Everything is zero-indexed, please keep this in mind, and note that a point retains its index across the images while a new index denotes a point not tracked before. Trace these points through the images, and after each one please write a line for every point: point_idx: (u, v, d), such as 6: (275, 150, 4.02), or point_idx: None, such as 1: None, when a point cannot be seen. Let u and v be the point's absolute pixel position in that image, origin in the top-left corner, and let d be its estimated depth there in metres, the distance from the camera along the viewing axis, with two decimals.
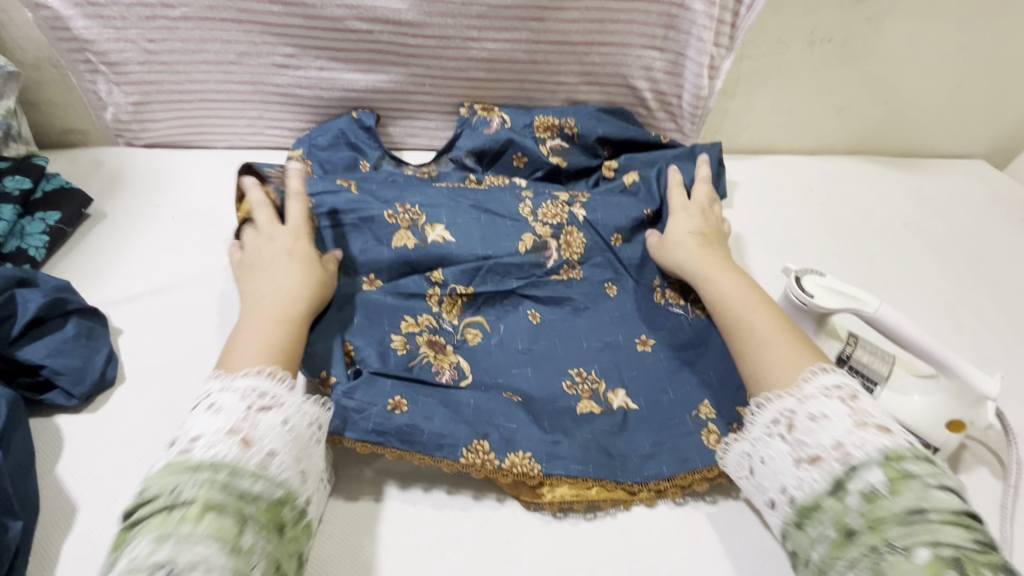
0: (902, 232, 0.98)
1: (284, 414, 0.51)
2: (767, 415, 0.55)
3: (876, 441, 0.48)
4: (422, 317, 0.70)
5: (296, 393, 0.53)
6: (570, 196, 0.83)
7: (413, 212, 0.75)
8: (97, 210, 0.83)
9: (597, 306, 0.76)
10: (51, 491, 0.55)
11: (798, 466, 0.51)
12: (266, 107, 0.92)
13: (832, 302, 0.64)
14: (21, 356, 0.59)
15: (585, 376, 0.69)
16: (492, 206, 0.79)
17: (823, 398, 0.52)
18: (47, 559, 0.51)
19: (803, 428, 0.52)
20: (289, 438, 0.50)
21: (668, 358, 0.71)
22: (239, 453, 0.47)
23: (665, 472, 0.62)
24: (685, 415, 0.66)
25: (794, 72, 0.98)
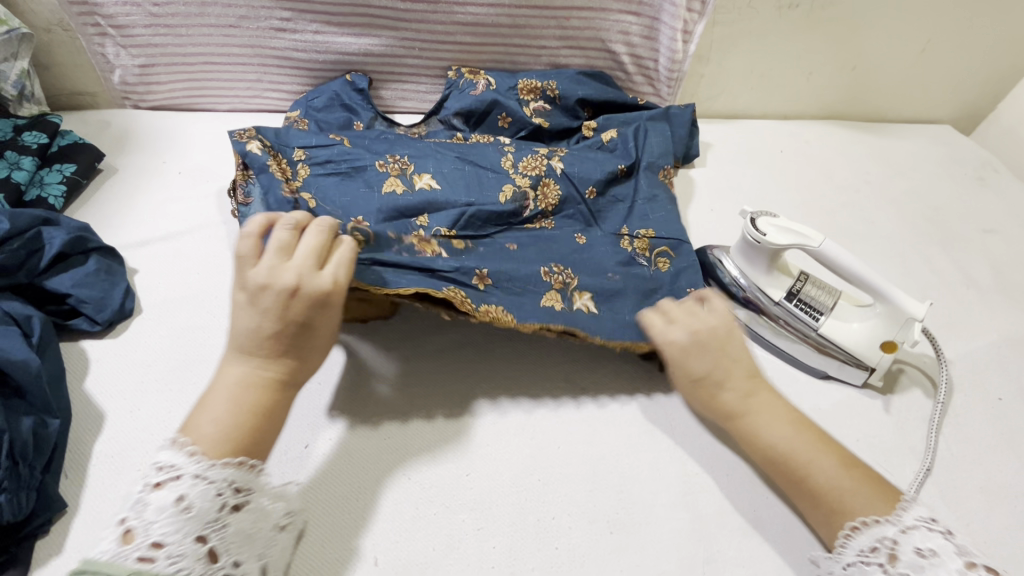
0: (864, 188, 1.04)
1: (177, 491, 0.42)
2: (861, 541, 0.49)
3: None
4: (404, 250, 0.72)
5: (207, 460, 0.44)
6: (548, 151, 0.89)
7: (402, 163, 0.81)
8: (108, 165, 0.89)
9: (568, 244, 0.80)
10: (80, 400, 0.62)
11: None
12: (265, 70, 0.97)
13: (781, 239, 0.71)
14: (50, 285, 0.66)
15: (561, 271, 0.76)
16: (474, 159, 0.85)
17: (920, 531, 0.47)
18: (79, 454, 0.58)
19: (909, 562, 0.45)
20: (183, 520, 0.41)
21: (635, 288, 0.76)
22: (118, 552, 0.40)
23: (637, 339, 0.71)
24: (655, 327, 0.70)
25: (765, 37, 1.03)
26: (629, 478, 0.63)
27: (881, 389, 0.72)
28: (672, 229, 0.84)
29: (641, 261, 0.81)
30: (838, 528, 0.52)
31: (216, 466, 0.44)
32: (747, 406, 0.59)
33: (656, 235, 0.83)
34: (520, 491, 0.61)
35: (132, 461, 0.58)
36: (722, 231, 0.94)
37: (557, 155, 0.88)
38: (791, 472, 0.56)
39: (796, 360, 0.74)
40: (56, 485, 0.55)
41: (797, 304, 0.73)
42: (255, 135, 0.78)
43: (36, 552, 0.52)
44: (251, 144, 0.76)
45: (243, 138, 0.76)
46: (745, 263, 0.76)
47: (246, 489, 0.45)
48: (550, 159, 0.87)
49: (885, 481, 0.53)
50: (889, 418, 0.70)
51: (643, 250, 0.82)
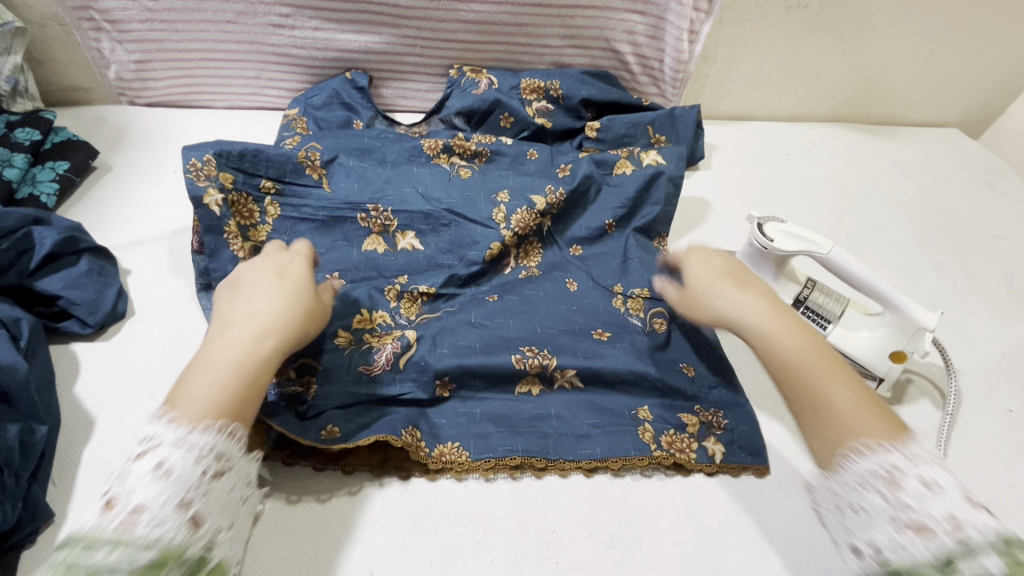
0: (872, 193, 1.03)
1: (159, 457, 0.42)
2: (863, 467, 0.46)
3: (992, 525, 0.40)
4: (377, 313, 0.70)
5: (187, 427, 0.44)
6: (545, 201, 0.81)
7: (385, 217, 0.78)
8: (103, 162, 0.87)
9: (556, 295, 0.76)
10: (70, 404, 0.61)
11: (899, 532, 0.42)
12: (263, 67, 0.95)
13: (789, 246, 0.69)
14: (40, 285, 0.64)
15: (536, 352, 0.68)
16: (463, 210, 0.80)
17: (922, 461, 0.44)
18: (68, 462, 0.56)
19: (913, 492, 0.43)
20: (166, 484, 0.41)
21: (623, 349, 0.71)
22: (99, 520, 0.39)
23: (630, 451, 0.64)
24: (628, 414, 0.67)
25: (773, 38, 1.02)
26: (630, 490, 0.62)
27: (889, 400, 0.70)
28: None
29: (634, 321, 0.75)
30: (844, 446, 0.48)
31: (194, 432, 0.44)
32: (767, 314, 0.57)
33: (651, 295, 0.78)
34: (520, 502, 0.60)
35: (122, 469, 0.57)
36: (728, 234, 0.92)
37: (553, 205, 0.82)
38: (805, 378, 0.52)
39: None
40: (43, 493, 0.53)
41: (804, 311, 0.72)
42: (216, 172, 0.69)
43: (23, 561, 0.50)
44: (209, 193, 0.67)
45: (199, 181, 0.67)
46: (751, 268, 0.75)
47: (229, 458, 0.45)
48: (545, 214, 0.82)
49: (892, 416, 0.49)
50: None
51: (636, 310, 0.76)
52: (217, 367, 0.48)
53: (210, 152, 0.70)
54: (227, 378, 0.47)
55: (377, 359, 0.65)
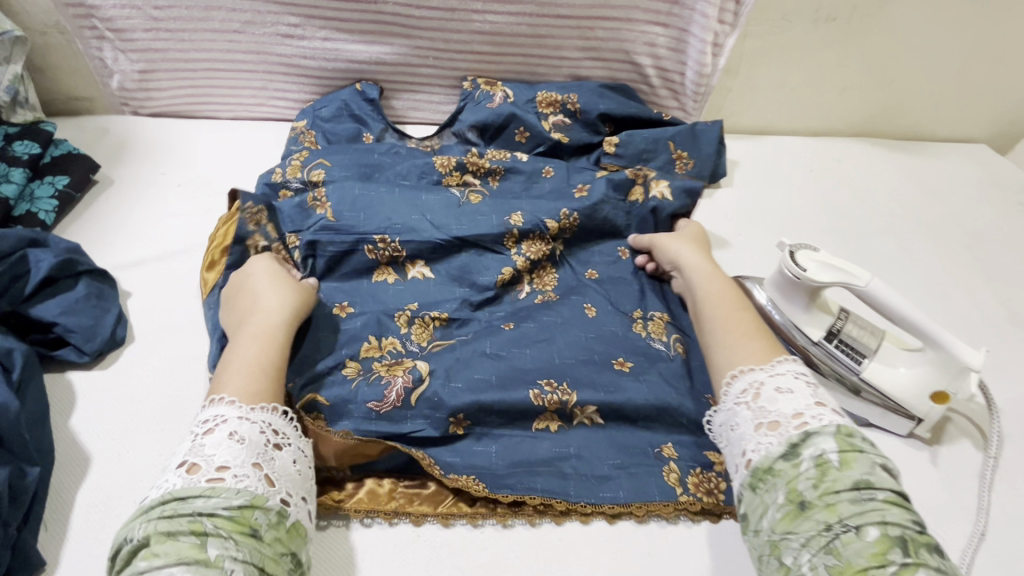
0: (900, 213, 0.99)
1: (230, 428, 0.49)
2: (737, 384, 0.57)
3: (832, 417, 0.51)
4: (387, 339, 0.67)
5: (248, 406, 0.51)
6: (557, 224, 0.78)
7: (392, 248, 0.74)
8: (104, 176, 0.84)
9: (574, 323, 0.72)
10: (65, 440, 0.57)
11: (758, 432, 0.53)
12: (270, 77, 0.92)
13: (823, 276, 0.65)
14: (35, 312, 0.61)
15: (555, 386, 0.65)
16: (476, 236, 0.76)
17: (786, 376, 0.56)
18: (61, 503, 0.53)
19: (766, 397, 0.54)
20: (240, 448, 0.48)
21: (646, 379, 0.67)
22: (187, 480, 0.46)
23: (655, 496, 0.60)
24: (649, 451, 0.63)
25: (798, 50, 0.98)
26: (658, 540, 0.59)
27: (927, 439, 0.67)
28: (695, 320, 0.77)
29: (656, 344, 0.72)
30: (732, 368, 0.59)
31: (256, 410, 0.51)
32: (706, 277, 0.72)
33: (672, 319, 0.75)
34: (539, 550, 0.57)
35: (117, 511, 0.53)
36: (752, 257, 0.88)
37: (565, 228, 0.79)
38: (713, 313, 0.66)
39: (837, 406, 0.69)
40: (34, 539, 0.50)
41: (839, 345, 0.68)
42: (263, 220, 0.73)
43: None
44: (257, 235, 0.72)
45: (251, 224, 0.71)
46: (780, 297, 0.71)
47: (285, 433, 0.52)
48: (557, 239, 0.79)
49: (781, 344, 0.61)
50: (937, 471, 0.64)
51: (658, 334, 0.73)
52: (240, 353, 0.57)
53: (257, 202, 0.73)
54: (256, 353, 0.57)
55: (388, 393, 0.62)
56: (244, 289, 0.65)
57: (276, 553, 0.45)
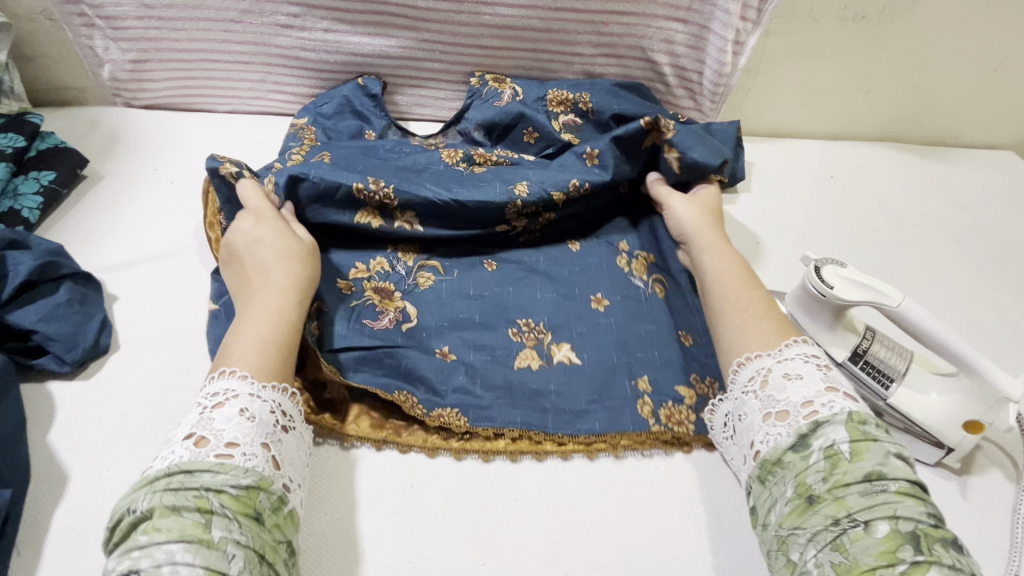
0: (924, 223, 0.94)
1: (241, 405, 0.47)
2: (744, 372, 0.55)
3: (844, 404, 0.49)
4: (373, 263, 0.73)
5: (259, 385, 0.49)
6: (563, 193, 0.75)
7: (384, 193, 0.71)
8: (93, 171, 0.81)
9: (573, 292, 0.74)
10: (42, 456, 0.54)
11: (766, 422, 0.51)
12: (268, 69, 0.88)
13: (851, 295, 0.61)
14: (13, 319, 0.58)
15: (531, 326, 0.70)
16: (473, 200, 0.72)
17: (795, 362, 0.53)
18: (36, 526, 0.50)
19: (775, 385, 0.52)
20: (250, 427, 0.46)
21: (618, 320, 0.71)
22: (195, 454, 0.44)
23: (628, 426, 0.63)
24: (625, 384, 0.66)
25: (823, 50, 0.93)
26: (658, 531, 0.56)
27: (956, 470, 0.63)
28: None
29: (634, 280, 0.76)
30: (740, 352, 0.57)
31: (267, 388, 0.49)
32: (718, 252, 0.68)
33: (654, 261, 0.79)
34: None
35: (94, 536, 0.50)
36: (771, 267, 0.84)
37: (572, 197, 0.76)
38: (727, 292, 0.63)
39: None
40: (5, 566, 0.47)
41: (864, 366, 0.64)
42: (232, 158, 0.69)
43: None
44: (226, 166, 0.67)
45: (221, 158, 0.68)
46: (802, 312, 0.67)
47: (294, 416, 0.50)
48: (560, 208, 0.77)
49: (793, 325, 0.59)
50: (966, 504, 0.61)
51: (638, 272, 0.77)
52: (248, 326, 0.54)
53: (223, 158, 0.67)
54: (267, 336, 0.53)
55: (380, 320, 0.68)
56: (256, 262, 0.61)
57: (275, 540, 0.43)
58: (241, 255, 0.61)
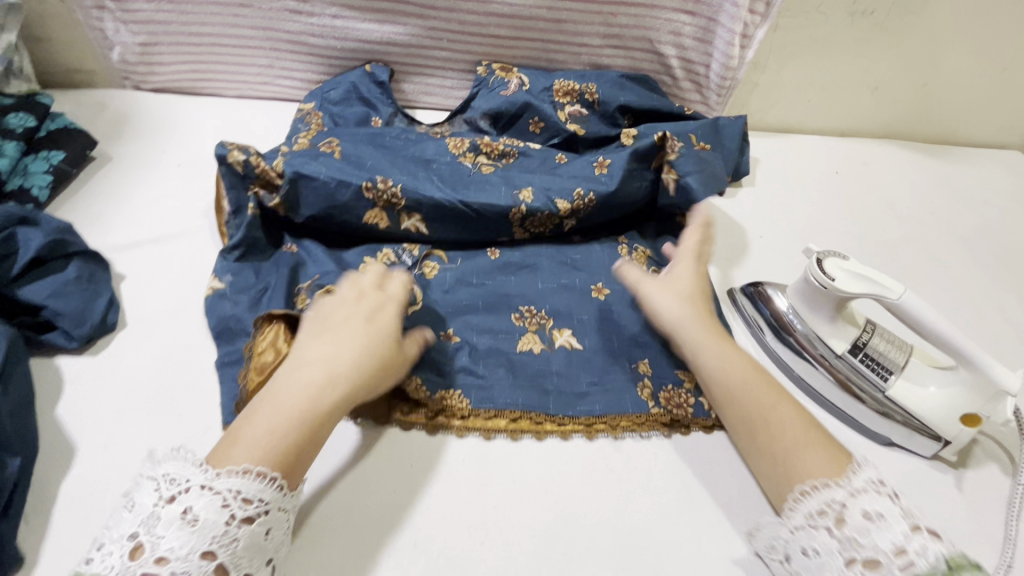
0: (929, 221, 0.94)
1: (185, 504, 0.42)
2: (811, 504, 0.48)
3: (935, 547, 0.44)
4: (381, 255, 0.73)
5: (213, 473, 0.44)
6: (568, 206, 0.75)
7: (392, 193, 0.71)
8: (102, 152, 0.81)
9: (575, 283, 0.74)
10: (50, 429, 0.55)
11: (849, 568, 0.45)
12: (277, 55, 0.88)
13: (853, 287, 0.62)
14: (23, 294, 0.58)
15: (534, 312, 0.71)
16: (481, 203, 0.73)
17: (869, 494, 0.47)
18: (45, 495, 0.51)
19: (855, 526, 0.46)
20: (189, 536, 0.41)
21: (619, 308, 0.72)
22: (125, 567, 0.41)
23: (628, 409, 0.64)
24: (626, 369, 0.67)
25: (831, 45, 0.93)
26: (655, 515, 0.57)
27: (952, 462, 0.63)
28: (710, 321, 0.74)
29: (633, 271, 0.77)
30: (791, 489, 0.51)
31: (221, 476, 0.44)
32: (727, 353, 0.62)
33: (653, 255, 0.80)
34: (540, 566, 0.53)
35: (101, 506, 0.51)
36: (773, 261, 0.85)
37: (578, 210, 0.76)
38: (749, 401, 0.58)
39: (855, 422, 0.66)
40: (13, 533, 0.48)
41: (863, 359, 0.64)
42: (245, 148, 0.70)
43: None
44: (234, 152, 0.69)
45: (229, 146, 0.69)
46: (802, 305, 0.68)
47: (257, 504, 0.44)
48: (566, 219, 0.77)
49: (835, 443, 0.53)
50: (961, 497, 0.61)
51: (639, 265, 0.77)
52: (280, 407, 0.49)
53: (230, 143, 0.70)
54: (306, 426, 0.49)
55: None
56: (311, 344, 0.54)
57: None
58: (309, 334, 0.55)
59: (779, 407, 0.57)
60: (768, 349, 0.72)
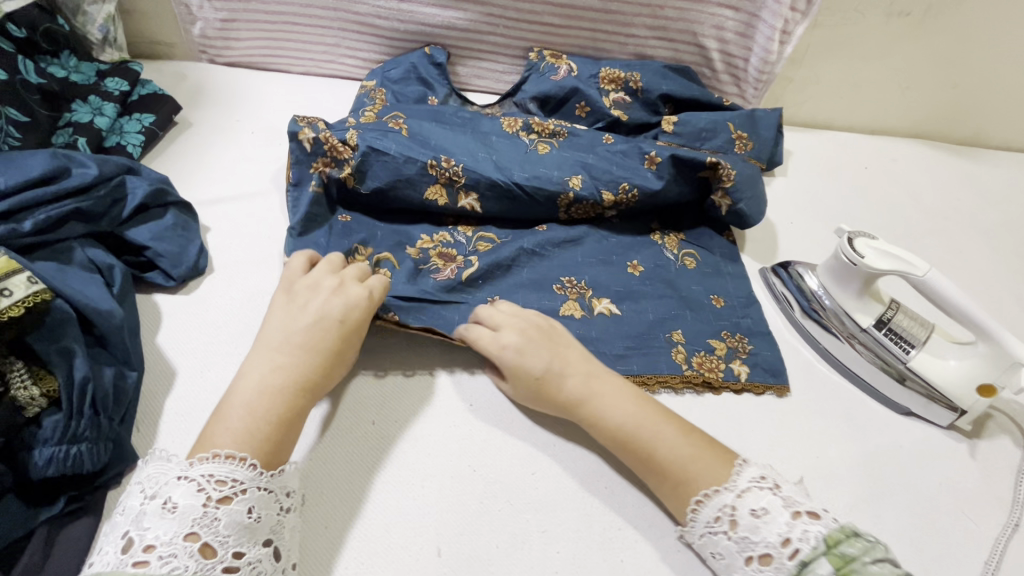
0: (953, 216, 0.98)
1: (164, 495, 0.44)
2: (705, 513, 0.52)
3: (816, 528, 0.47)
4: (438, 235, 0.77)
5: (187, 463, 0.46)
6: (613, 197, 0.79)
7: (453, 170, 0.75)
8: (183, 118, 0.88)
9: (613, 261, 0.78)
10: (153, 354, 0.62)
11: (750, 566, 0.49)
12: (344, 35, 0.95)
13: (881, 264, 0.66)
14: (130, 235, 0.65)
15: (574, 284, 0.75)
16: (534, 184, 0.77)
17: (753, 492, 0.51)
18: (151, 410, 0.58)
19: (745, 525, 0.49)
20: (170, 522, 0.43)
21: (655, 281, 0.77)
22: (118, 561, 0.42)
23: (667, 370, 0.69)
24: (662, 336, 0.72)
25: (867, 44, 0.98)
26: None
27: (967, 432, 0.68)
28: (743, 296, 0.79)
29: (666, 253, 0.81)
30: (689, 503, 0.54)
31: (195, 465, 0.46)
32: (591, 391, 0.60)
33: (685, 237, 0.84)
34: (586, 496, 0.59)
35: (199, 421, 0.57)
36: (802, 246, 0.89)
37: (621, 203, 0.80)
38: (638, 451, 0.57)
39: (878, 391, 0.71)
40: (130, 437, 0.55)
41: (887, 333, 0.69)
42: (314, 121, 0.75)
43: (108, 501, 0.52)
44: (304, 132, 0.73)
45: (301, 120, 0.74)
46: (832, 282, 0.73)
47: (238, 483, 0.46)
48: (608, 209, 0.81)
49: (712, 448, 0.56)
50: (973, 463, 0.66)
51: (670, 246, 0.82)
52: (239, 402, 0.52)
53: (301, 117, 0.74)
54: (272, 410, 0.52)
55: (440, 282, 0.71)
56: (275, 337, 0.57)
57: None
58: (290, 318, 0.59)
59: (655, 443, 0.56)
60: (796, 323, 0.77)
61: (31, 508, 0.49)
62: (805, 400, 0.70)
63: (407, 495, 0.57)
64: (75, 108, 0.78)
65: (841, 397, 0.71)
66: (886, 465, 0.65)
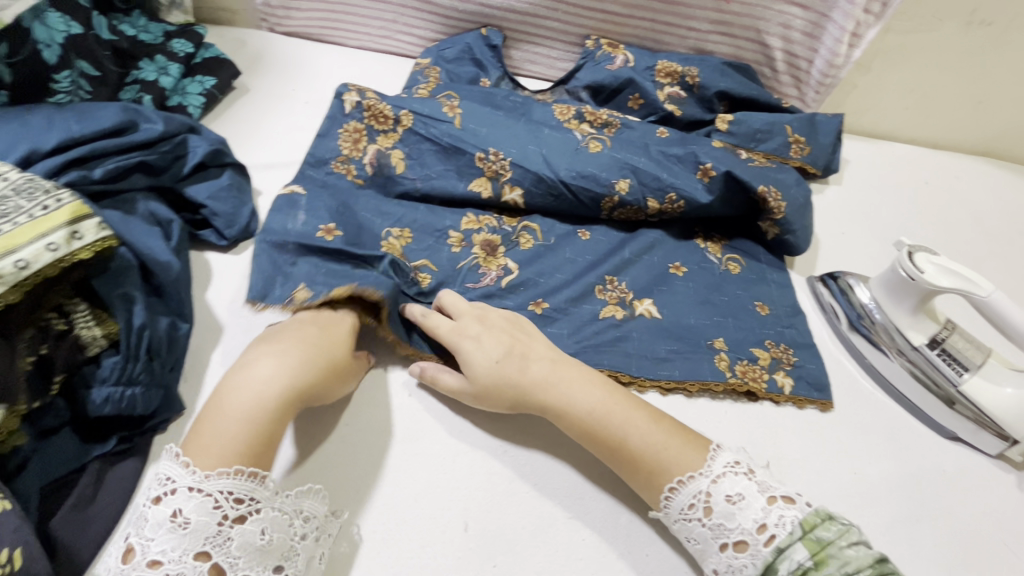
0: (1018, 241, 0.93)
1: (172, 508, 0.45)
2: (680, 499, 0.52)
3: (791, 514, 0.49)
4: (483, 218, 0.76)
5: (200, 476, 0.46)
6: (659, 204, 0.77)
7: (501, 164, 0.75)
8: (242, 83, 0.90)
9: (655, 262, 0.77)
10: (203, 308, 0.64)
11: (725, 551, 0.50)
12: (402, 11, 0.95)
13: (942, 281, 0.64)
14: (187, 192, 0.67)
15: (616, 285, 0.74)
16: (579, 182, 0.76)
17: (728, 477, 0.52)
18: (199, 362, 0.59)
19: (721, 511, 0.50)
20: (177, 538, 0.44)
21: (698, 283, 0.76)
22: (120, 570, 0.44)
23: (708, 376, 0.67)
24: (702, 342, 0.71)
25: (941, 53, 0.93)
26: None
27: (1017, 463, 0.65)
28: (787, 305, 0.77)
29: (709, 257, 0.80)
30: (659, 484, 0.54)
31: (210, 478, 0.46)
32: (556, 375, 0.59)
33: (730, 242, 0.82)
34: (616, 487, 0.59)
35: None
36: (853, 259, 0.86)
37: (666, 212, 0.78)
38: (605, 442, 0.56)
39: (925, 415, 0.68)
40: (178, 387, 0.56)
41: (940, 354, 0.67)
42: (362, 92, 0.78)
43: (154, 445, 0.54)
44: (348, 98, 0.77)
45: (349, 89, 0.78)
46: (885, 296, 0.70)
47: (249, 501, 0.46)
48: (652, 217, 0.79)
49: (672, 426, 0.57)
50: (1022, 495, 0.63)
51: (714, 251, 0.81)
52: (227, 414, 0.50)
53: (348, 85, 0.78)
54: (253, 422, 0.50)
55: (483, 279, 0.71)
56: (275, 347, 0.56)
57: None
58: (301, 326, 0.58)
59: (621, 431, 0.56)
60: (842, 337, 0.74)
61: (84, 445, 0.52)
62: (848, 416, 0.68)
63: (435, 470, 0.58)
64: (142, 66, 0.81)
65: (884, 416, 0.68)
66: (927, 490, 0.63)
